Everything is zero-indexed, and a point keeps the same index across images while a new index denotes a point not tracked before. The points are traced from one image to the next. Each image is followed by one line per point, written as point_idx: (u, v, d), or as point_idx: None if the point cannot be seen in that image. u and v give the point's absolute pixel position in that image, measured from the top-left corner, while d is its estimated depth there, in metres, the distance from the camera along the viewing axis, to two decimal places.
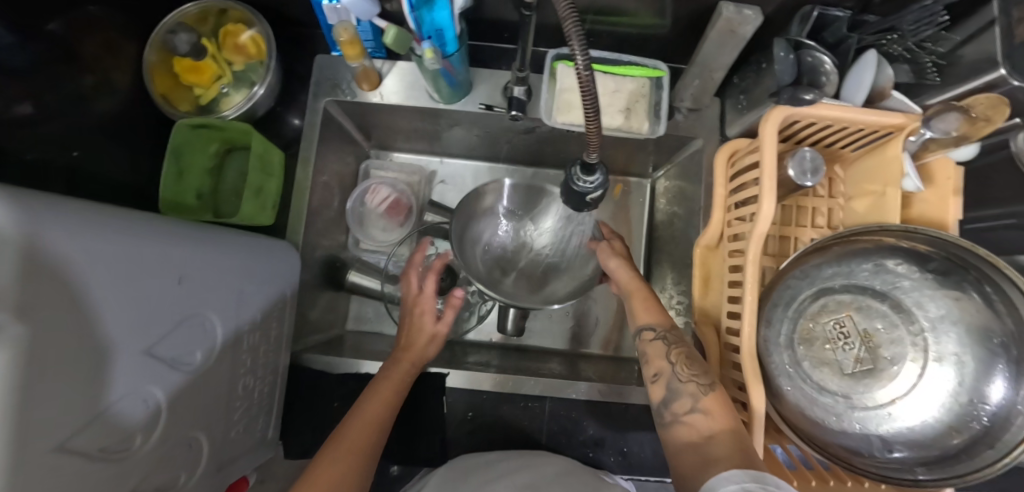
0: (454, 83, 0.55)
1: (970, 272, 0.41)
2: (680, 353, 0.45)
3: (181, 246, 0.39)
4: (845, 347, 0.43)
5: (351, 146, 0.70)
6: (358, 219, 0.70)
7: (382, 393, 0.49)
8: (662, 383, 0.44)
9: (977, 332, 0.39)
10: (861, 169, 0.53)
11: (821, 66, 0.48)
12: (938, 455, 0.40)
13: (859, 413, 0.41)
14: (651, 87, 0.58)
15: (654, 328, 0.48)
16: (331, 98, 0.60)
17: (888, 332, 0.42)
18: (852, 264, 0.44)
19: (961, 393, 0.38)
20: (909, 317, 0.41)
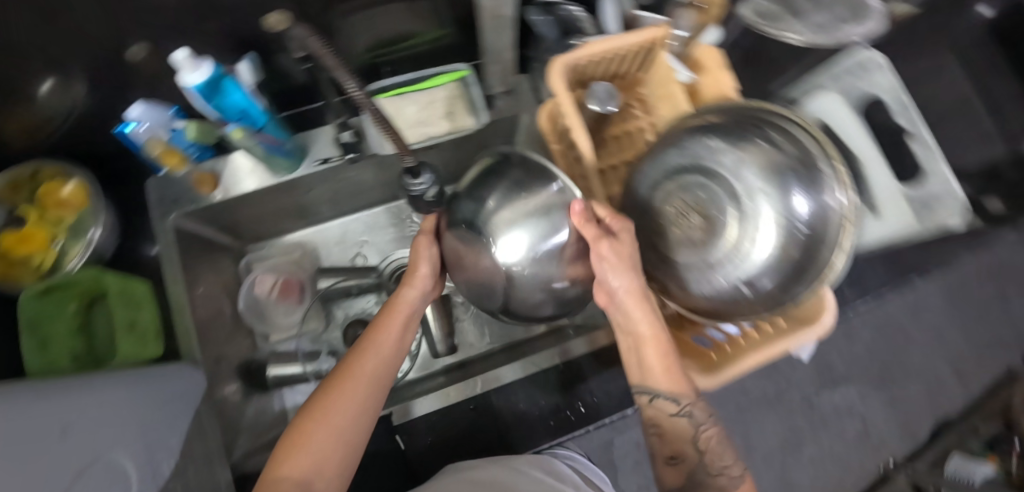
0: (284, 152, 0.59)
1: (750, 124, 0.49)
2: (707, 438, 0.51)
3: (47, 400, 0.38)
4: (687, 221, 0.48)
5: (222, 250, 0.70)
6: (257, 314, 0.70)
7: (386, 325, 0.51)
8: (681, 467, 0.52)
9: (770, 167, 0.45)
10: (653, 82, 0.60)
11: (575, 15, 0.54)
12: (792, 270, 0.45)
13: (718, 272, 0.46)
14: (461, 86, 0.62)
15: (676, 400, 0.49)
16: (176, 213, 0.60)
17: (710, 200, 0.47)
18: (664, 157, 0.51)
19: (779, 215, 0.44)
20: (719, 177, 0.47)
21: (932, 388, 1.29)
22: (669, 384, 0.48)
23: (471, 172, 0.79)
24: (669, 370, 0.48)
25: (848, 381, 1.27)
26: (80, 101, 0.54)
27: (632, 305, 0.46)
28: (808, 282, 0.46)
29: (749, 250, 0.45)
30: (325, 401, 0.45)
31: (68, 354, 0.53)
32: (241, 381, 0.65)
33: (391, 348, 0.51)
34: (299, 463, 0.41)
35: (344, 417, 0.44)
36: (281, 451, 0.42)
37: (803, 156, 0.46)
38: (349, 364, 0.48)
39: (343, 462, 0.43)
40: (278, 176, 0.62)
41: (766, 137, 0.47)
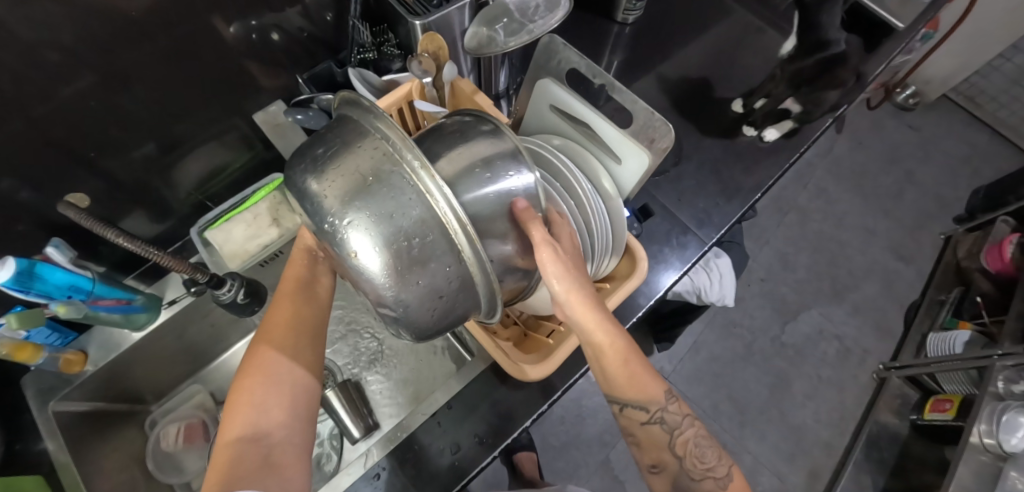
0: (133, 308, 0.63)
1: (348, 127, 0.32)
2: (685, 443, 0.42)
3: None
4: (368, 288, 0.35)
5: (121, 419, 0.71)
6: (169, 467, 0.70)
7: (291, 270, 0.52)
8: (664, 475, 0.42)
9: (351, 190, 0.30)
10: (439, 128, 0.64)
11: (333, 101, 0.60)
12: (464, 288, 0.32)
13: (403, 314, 0.33)
14: (280, 193, 0.67)
15: (643, 406, 0.42)
16: (55, 399, 0.62)
17: (331, 245, 0.32)
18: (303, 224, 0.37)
19: (382, 237, 0.29)
20: (317, 221, 0.32)
21: (884, 280, 1.30)
22: (636, 392, 0.42)
23: None
24: (631, 370, 0.41)
25: (808, 306, 1.27)
26: None
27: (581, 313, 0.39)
28: (482, 294, 0.33)
29: (379, 276, 0.31)
30: (255, 357, 0.46)
31: None
32: None
33: (300, 287, 0.51)
34: (242, 420, 0.42)
35: (273, 368, 0.45)
36: (228, 409, 0.43)
37: (369, 143, 0.30)
38: (267, 316, 0.49)
39: (291, 407, 0.44)
40: (143, 330, 0.66)
41: (362, 139, 0.30)
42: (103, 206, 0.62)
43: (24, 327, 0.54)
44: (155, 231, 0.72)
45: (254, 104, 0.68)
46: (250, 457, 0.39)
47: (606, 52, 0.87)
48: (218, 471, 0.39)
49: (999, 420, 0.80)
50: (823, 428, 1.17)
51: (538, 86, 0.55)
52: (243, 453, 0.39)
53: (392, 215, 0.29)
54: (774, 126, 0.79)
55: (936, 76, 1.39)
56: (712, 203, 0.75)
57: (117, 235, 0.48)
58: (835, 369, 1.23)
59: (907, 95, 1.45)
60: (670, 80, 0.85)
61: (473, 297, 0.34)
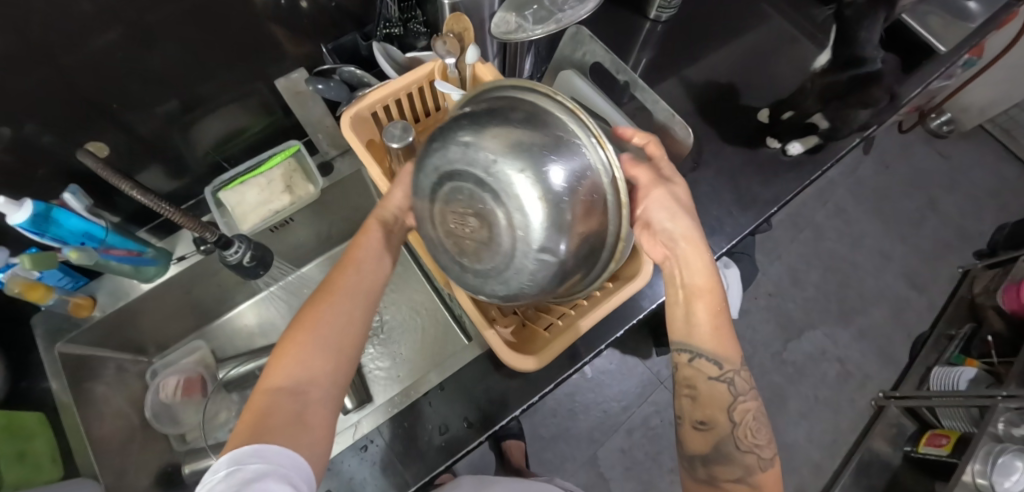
0: (144, 260, 0.64)
1: (513, 103, 0.41)
2: (743, 411, 0.42)
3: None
4: (470, 232, 0.40)
5: (124, 367, 0.73)
6: (168, 418, 0.72)
7: (365, 235, 0.51)
8: (710, 434, 0.42)
9: (515, 147, 0.37)
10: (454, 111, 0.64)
11: (356, 73, 0.60)
12: (591, 241, 0.40)
13: (517, 259, 0.39)
14: (297, 160, 0.68)
15: (716, 362, 0.42)
16: (62, 340, 0.64)
17: (472, 201, 0.39)
18: (423, 179, 0.44)
19: (542, 184, 0.36)
20: (463, 175, 0.39)
21: (894, 308, 1.27)
22: (717, 346, 0.42)
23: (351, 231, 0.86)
24: (717, 329, 0.42)
25: (813, 326, 1.25)
26: None
27: (695, 261, 0.42)
28: (596, 254, 0.41)
29: (524, 221, 0.37)
30: (314, 310, 0.45)
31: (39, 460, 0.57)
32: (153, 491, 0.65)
33: (368, 256, 0.50)
34: (291, 371, 0.41)
35: (331, 326, 0.44)
36: (275, 358, 0.42)
37: (533, 119, 0.39)
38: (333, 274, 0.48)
39: (335, 370, 0.43)
40: (150, 283, 0.67)
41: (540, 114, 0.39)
42: (122, 158, 0.63)
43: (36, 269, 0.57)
44: (170, 188, 0.73)
45: (276, 70, 0.68)
46: (284, 409, 0.38)
47: (634, 49, 0.85)
48: (250, 421, 0.38)
49: (994, 461, 0.78)
50: (814, 448, 1.17)
51: (561, 78, 0.55)
52: (278, 405, 0.38)
53: (540, 177, 0.36)
54: (799, 140, 0.77)
55: (975, 104, 1.34)
56: (726, 212, 0.74)
57: (134, 186, 0.50)
58: (833, 390, 1.22)
59: (941, 122, 1.39)
60: (696, 83, 0.83)
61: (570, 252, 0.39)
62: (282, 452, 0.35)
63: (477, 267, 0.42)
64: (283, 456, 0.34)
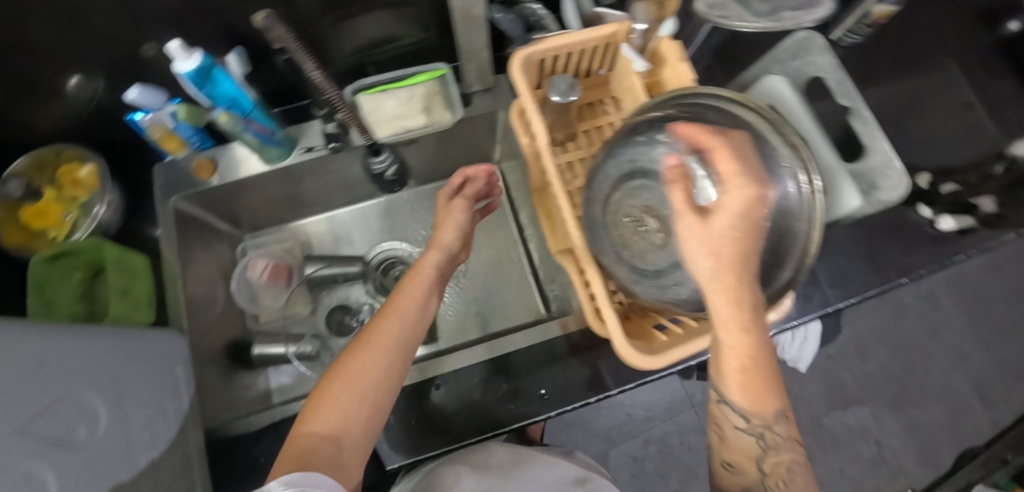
0: (275, 141, 0.64)
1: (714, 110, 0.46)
2: (776, 463, 0.38)
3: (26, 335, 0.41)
4: (644, 226, 0.45)
5: (219, 235, 0.75)
6: (249, 295, 0.74)
7: (407, 289, 0.56)
8: (737, 476, 0.41)
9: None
10: (618, 79, 0.63)
11: (536, 13, 0.57)
12: (762, 262, 0.41)
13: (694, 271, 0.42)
14: (440, 84, 0.67)
15: (746, 416, 0.37)
16: (178, 194, 0.65)
17: (648, 194, 0.44)
18: (606, 170, 0.48)
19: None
20: (662, 175, 0.43)
21: (954, 412, 1.20)
22: (750, 401, 0.36)
23: (458, 168, 0.84)
24: (761, 392, 0.36)
25: (862, 402, 1.19)
26: (99, 96, 0.61)
27: (733, 342, 0.33)
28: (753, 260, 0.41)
29: (716, 215, 0.41)
30: (353, 359, 0.46)
31: (139, 304, 0.59)
32: (225, 358, 0.67)
33: (410, 307, 0.54)
34: (330, 420, 0.41)
35: (383, 368, 0.46)
36: (316, 405, 0.43)
37: (740, 126, 0.44)
38: (375, 321, 0.50)
39: (369, 418, 0.44)
40: (271, 165, 0.67)
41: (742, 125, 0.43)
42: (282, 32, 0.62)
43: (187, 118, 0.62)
44: None
45: None
46: (324, 453, 0.39)
47: None
48: (293, 456, 0.39)
49: None
50: None
51: (764, 81, 0.51)
52: (316, 450, 0.39)
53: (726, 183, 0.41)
54: (952, 216, 0.70)
55: None
56: (851, 266, 0.70)
57: (316, 68, 0.54)
58: (861, 471, 1.17)
59: None
60: None
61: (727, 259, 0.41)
62: (321, 482, 0.35)
63: (635, 263, 0.46)
64: (310, 479, 0.34)
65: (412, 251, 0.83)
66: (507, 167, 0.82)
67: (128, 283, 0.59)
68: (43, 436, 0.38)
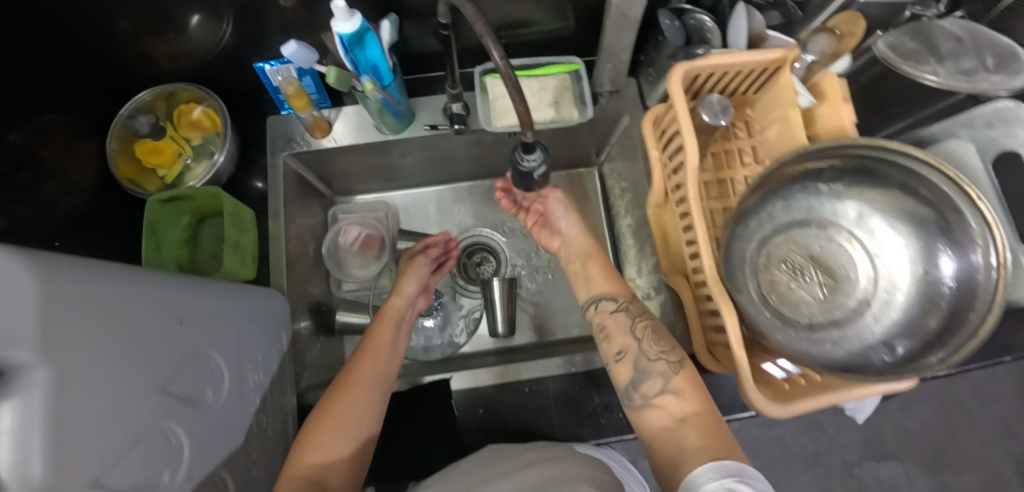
0: (398, 112, 0.62)
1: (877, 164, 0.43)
2: (644, 330, 0.53)
3: (165, 290, 0.38)
4: (805, 279, 0.44)
5: (315, 196, 0.74)
6: (336, 261, 0.73)
7: (384, 323, 0.59)
8: (629, 359, 0.52)
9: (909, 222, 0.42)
10: (765, 105, 0.61)
11: (704, 25, 0.55)
12: (928, 332, 0.40)
13: (851, 331, 0.41)
14: (572, 80, 0.65)
15: (614, 297, 0.57)
16: (290, 150, 0.65)
17: (806, 249, 0.44)
18: (766, 209, 0.46)
19: (923, 271, 0.41)
20: (833, 227, 0.43)
21: (990, 484, 1.18)
22: (608, 286, 0.59)
23: (557, 164, 0.82)
24: (604, 275, 0.60)
25: (897, 458, 1.19)
26: (225, 42, 0.60)
27: (589, 264, 0.62)
28: (921, 317, 0.40)
29: (889, 275, 0.41)
30: (336, 401, 0.50)
31: (247, 259, 0.59)
32: (313, 321, 0.68)
33: (390, 343, 0.57)
34: (326, 454, 0.46)
35: (363, 409, 0.50)
36: (306, 440, 0.47)
37: (905, 189, 0.42)
38: (357, 360, 0.54)
39: (353, 459, 0.48)
40: (386, 135, 0.66)
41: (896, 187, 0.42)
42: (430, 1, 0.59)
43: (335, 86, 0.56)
44: None
45: None
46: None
47: None
48: None
49: None
50: None
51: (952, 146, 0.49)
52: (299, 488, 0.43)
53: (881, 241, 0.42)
54: None
55: None
56: None
57: (496, 47, 0.40)
58: None
59: None
60: None
61: (889, 322, 0.41)
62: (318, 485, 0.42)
63: (781, 311, 0.44)
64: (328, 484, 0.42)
65: (499, 240, 0.81)
66: (610, 170, 0.79)
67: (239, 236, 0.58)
68: (178, 396, 0.37)
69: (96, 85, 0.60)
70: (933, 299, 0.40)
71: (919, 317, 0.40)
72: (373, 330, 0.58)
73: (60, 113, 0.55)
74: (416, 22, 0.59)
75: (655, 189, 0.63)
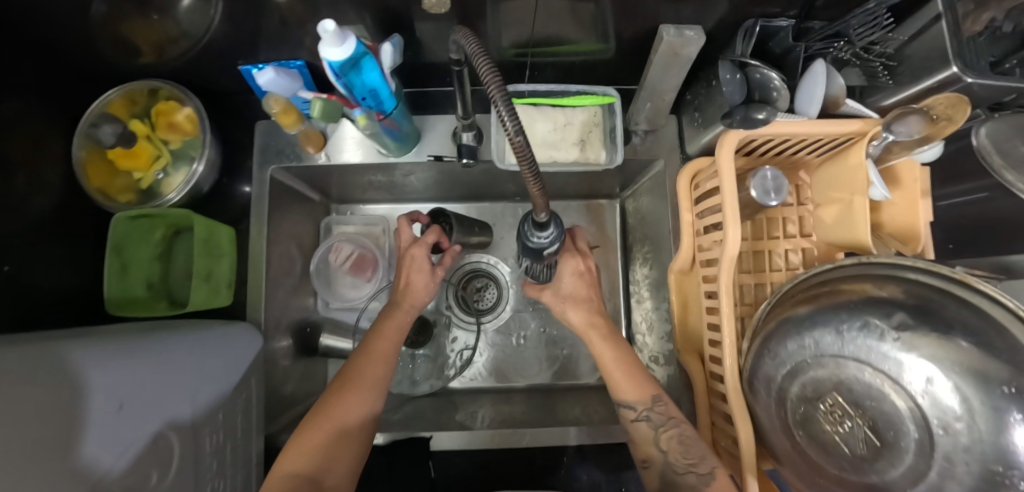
0: (399, 137, 0.54)
1: (952, 308, 0.36)
2: (669, 438, 0.45)
3: (95, 373, 0.35)
4: (842, 426, 0.37)
5: (307, 206, 0.68)
6: (324, 280, 0.68)
7: (387, 332, 0.52)
8: (655, 471, 0.45)
9: (975, 384, 0.32)
10: (823, 178, 0.52)
11: (770, 82, 0.46)
12: None
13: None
14: (604, 114, 0.56)
15: (631, 405, 0.47)
16: (277, 165, 0.58)
17: (843, 392, 0.37)
18: (814, 334, 0.39)
19: (990, 461, 0.31)
20: (880, 378, 0.35)
21: None
22: (631, 392, 0.47)
23: (574, 194, 0.73)
24: (631, 380, 0.47)
25: None
26: (215, 28, 0.51)
27: (598, 342, 0.49)
28: None
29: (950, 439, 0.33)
30: (339, 401, 0.47)
31: (224, 284, 0.55)
32: (294, 347, 0.63)
33: (391, 353, 0.52)
34: (308, 462, 0.43)
35: (359, 416, 0.47)
36: (294, 446, 0.44)
37: (988, 344, 0.34)
38: (357, 364, 0.50)
39: None
40: (388, 156, 0.59)
41: (968, 341, 0.34)
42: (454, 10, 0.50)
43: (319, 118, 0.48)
44: None
45: None
46: None
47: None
48: None
49: None
50: None
51: None
52: None
53: (940, 404, 0.33)
54: None
55: None
56: None
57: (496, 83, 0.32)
58: None
59: None
60: None
61: None
62: None
63: (811, 453, 0.40)
64: None
65: (503, 270, 0.74)
66: (633, 209, 0.71)
67: (214, 261, 0.54)
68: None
69: (63, 67, 0.52)
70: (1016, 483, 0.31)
71: None
72: (375, 336, 0.52)
73: (21, 103, 0.47)
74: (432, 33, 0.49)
75: (680, 256, 0.55)
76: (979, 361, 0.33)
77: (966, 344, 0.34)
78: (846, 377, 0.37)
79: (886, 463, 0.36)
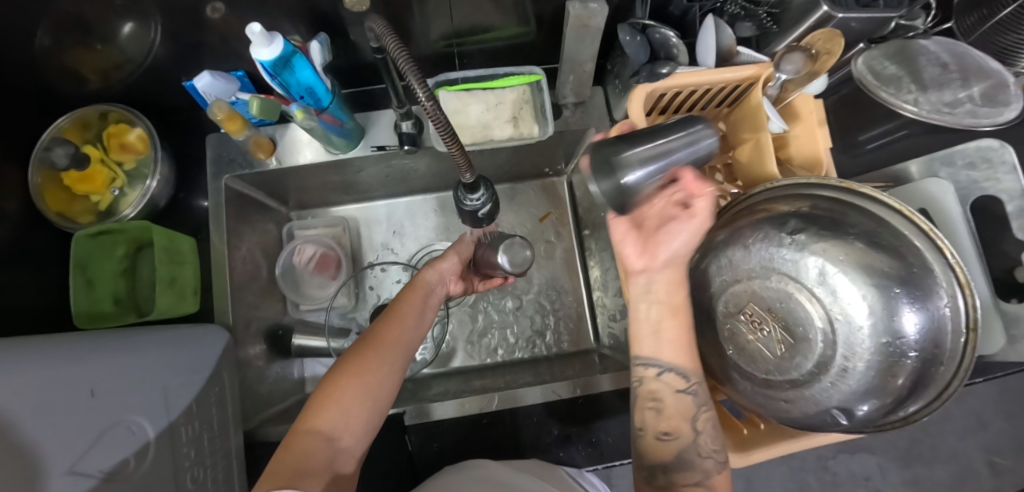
0: (344, 132, 0.57)
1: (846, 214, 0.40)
2: (706, 419, 0.43)
3: (61, 364, 0.38)
4: (764, 332, 0.41)
5: (268, 214, 0.71)
6: (292, 282, 0.71)
7: (411, 296, 0.52)
8: (676, 444, 0.42)
9: (862, 270, 0.37)
10: (734, 123, 0.57)
11: (669, 40, 0.51)
12: (893, 392, 0.38)
13: (808, 392, 0.39)
14: (532, 91, 0.60)
15: (685, 376, 0.42)
16: (231, 173, 0.61)
17: (760, 302, 0.41)
18: (727, 254, 0.43)
19: (879, 334, 0.36)
20: (789, 281, 0.39)
21: None
22: (679, 357, 0.42)
23: (525, 174, 0.77)
24: (681, 342, 0.42)
25: None
26: (157, 49, 0.53)
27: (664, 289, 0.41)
28: (880, 373, 0.37)
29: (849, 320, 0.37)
30: (359, 356, 0.44)
31: (189, 291, 0.57)
32: (268, 348, 0.66)
33: (412, 312, 0.50)
34: (332, 416, 0.39)
35: (382, 371, 0.43)
36: (317, 401, 0.40)
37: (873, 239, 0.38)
38: (380, 324, 0.47)
39: (353, 413, 0.40)
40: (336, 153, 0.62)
41: (854, 236, 0.38)
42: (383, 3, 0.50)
43: (259, 114, 0.52)
44: None
45: None
46: (319, 457, 0.36)
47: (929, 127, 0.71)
48: (284, 466, 0.35)
49: None
50: None
51: (920, 184, 0.54)
52: (312, 451, 0.37)
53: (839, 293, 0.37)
54: None
55: None
56: None
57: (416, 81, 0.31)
58: None
59: None
60: None
61: (839, 387, 0.38)
62: None
63: (743, 365, 0.43)
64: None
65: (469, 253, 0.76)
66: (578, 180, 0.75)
67: (178, 269, 0.56)
68: (98, 471, 0.35)
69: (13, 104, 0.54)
70: (902, 352, 0.36)
71: (874, 379, 0.37)
72: (398, 299, 0.52)
73: None
74: (358, 31, 0.53)
75: None
76: (864, 253, 0.37)
77: (860, 241, 0.38)
78: (762, 287, 0.41)
79: (807, 356, 0.39)
